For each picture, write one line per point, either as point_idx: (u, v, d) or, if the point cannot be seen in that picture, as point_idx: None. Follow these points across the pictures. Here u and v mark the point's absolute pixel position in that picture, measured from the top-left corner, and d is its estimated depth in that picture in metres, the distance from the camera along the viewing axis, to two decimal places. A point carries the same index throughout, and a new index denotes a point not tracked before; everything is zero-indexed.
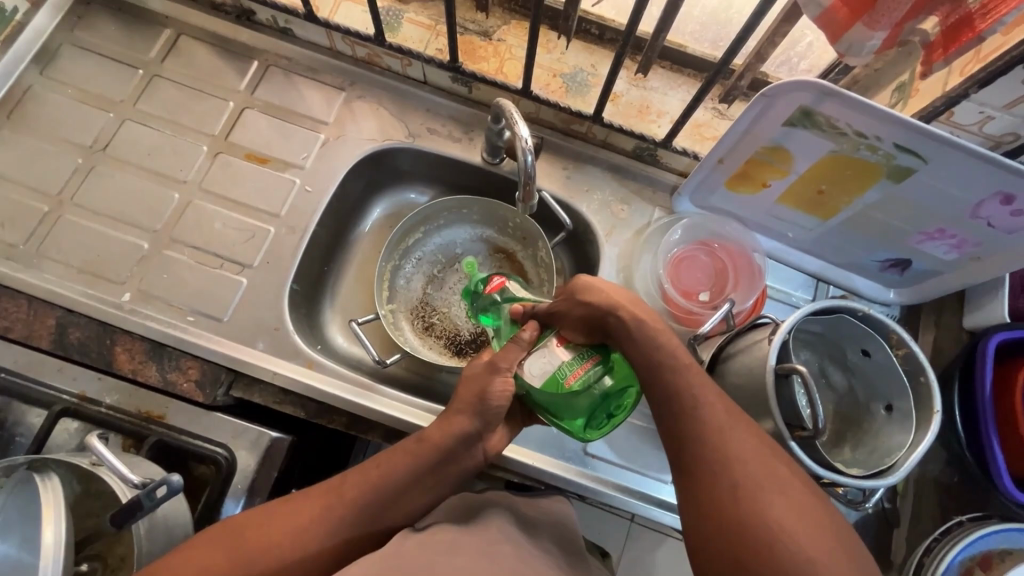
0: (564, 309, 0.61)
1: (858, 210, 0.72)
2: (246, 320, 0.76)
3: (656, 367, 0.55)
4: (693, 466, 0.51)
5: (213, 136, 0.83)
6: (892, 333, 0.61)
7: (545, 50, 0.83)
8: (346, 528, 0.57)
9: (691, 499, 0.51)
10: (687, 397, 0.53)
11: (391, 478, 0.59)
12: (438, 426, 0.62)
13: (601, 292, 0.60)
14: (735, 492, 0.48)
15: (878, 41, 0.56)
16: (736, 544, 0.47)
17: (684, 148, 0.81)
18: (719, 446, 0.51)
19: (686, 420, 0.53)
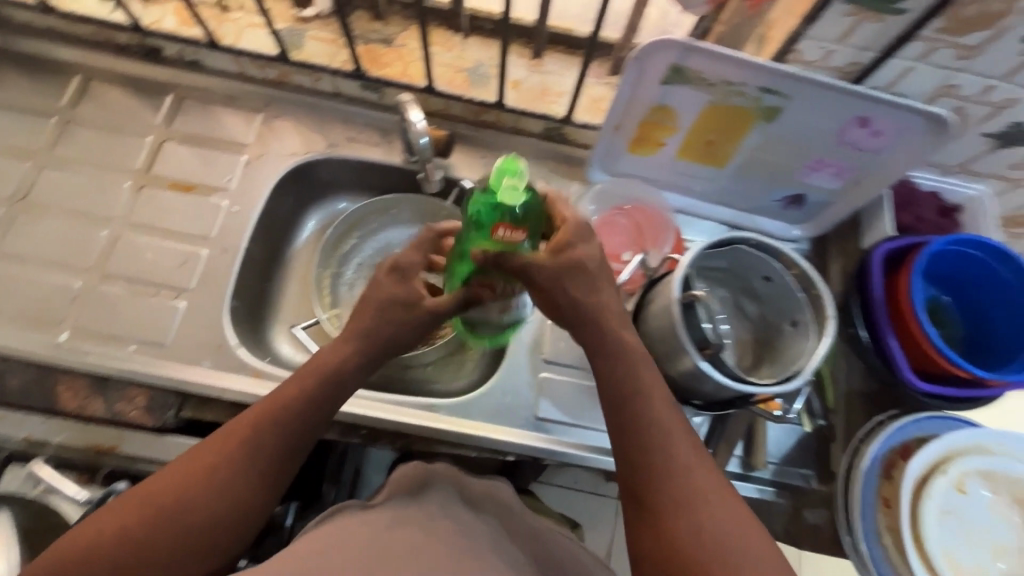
0: (555, 278, 0.60)
1: (745, 153, 0.79)
2: (188, 341, 0.77)
3: (638, 399, 0.61)
4: (660, 504, 0.57)
5: (135, 171, 0.85)
6: (784, 255, 0.68)
7: (445, 49, 0.88)
8: (263, 466, 0.61)
9: (651, 535, 0.57)
10: (655, 439, 0.59)
11: (296, 408, 0.63)
12: (332, 351, 0.67)
13: (595, 291, 0.62)
14: (698, 532, 0.55)
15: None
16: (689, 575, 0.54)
17: (585, 122, 0.87)
18: (683, 486, 0.57)
19: (656, 460, 0.59)
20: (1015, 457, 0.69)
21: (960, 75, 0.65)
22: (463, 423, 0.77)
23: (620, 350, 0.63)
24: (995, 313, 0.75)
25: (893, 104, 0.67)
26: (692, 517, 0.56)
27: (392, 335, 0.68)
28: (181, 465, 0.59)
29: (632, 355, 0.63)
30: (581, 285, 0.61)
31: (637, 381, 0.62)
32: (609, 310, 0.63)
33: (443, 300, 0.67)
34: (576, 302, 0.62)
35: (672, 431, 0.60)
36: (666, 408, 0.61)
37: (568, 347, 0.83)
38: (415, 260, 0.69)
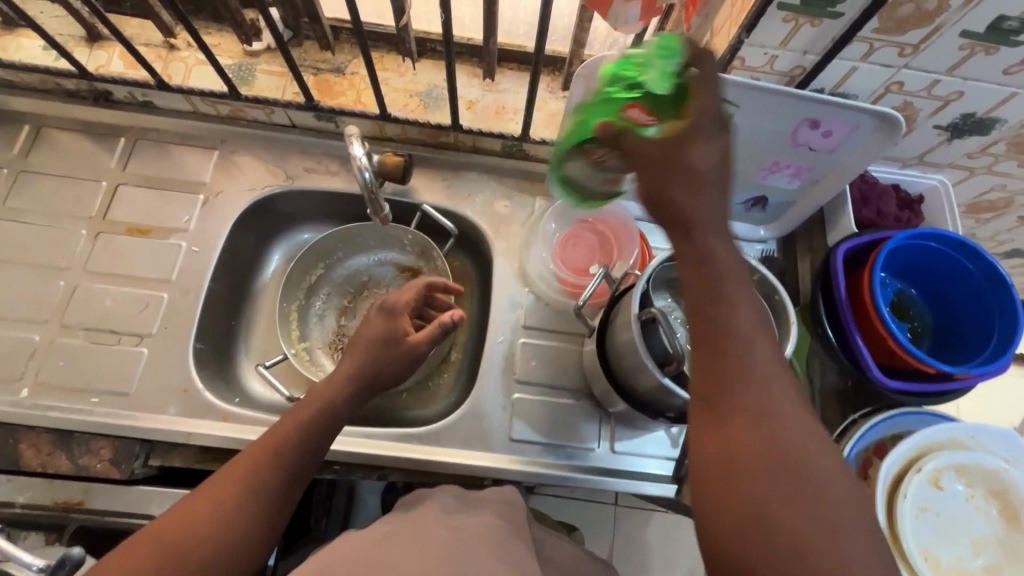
0: (658, 173, 0.44)
1: None
2: (152, 388, 0.76)
3: (713, 281, 0.43)
4: (730, 413, 0.41)
5: (91, 218, 0.84)
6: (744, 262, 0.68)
7: (397, 75, 0.88)
8: (272, 501, 0.60)
9: (711, 451, 0.41)
10: (735, 343, 0.42)
11: (294, 440, 0.63)
12: (326, 387, 0.69)
13: (705, 184, 0.43)
14: (777, 450, 0.39)
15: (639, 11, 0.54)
16: (762, 506, 0.38)
17: (544, 138, 0.87)
18: (763, 393, 0.41)
19: (734, 368, 0.42)
20: (991, 453, 0.68)
21: (903, 72, 0.65)
22: (437, 450, 0.77)
23: (707, 231, 0.43)
24: (961, 304, 0.74)
25: (841, 104, 0.67)
26: (767, 432, 0.40)
27: (380, 368, 0.72)
28: (185, 510, 0.55)
29: (716, 236, 0.44)
30: (679, 169, 0.43)
31: (718, 268, 0.43)
32: (716, 212, 0.44)
33: (424, 333, 0.74)
34: (668, 199, 0.43)
35: (757, 336, 0.42)
36: (754, 306, 0.43)
37: (538, 366, 0.82)
38: (400, 300, 0.77)
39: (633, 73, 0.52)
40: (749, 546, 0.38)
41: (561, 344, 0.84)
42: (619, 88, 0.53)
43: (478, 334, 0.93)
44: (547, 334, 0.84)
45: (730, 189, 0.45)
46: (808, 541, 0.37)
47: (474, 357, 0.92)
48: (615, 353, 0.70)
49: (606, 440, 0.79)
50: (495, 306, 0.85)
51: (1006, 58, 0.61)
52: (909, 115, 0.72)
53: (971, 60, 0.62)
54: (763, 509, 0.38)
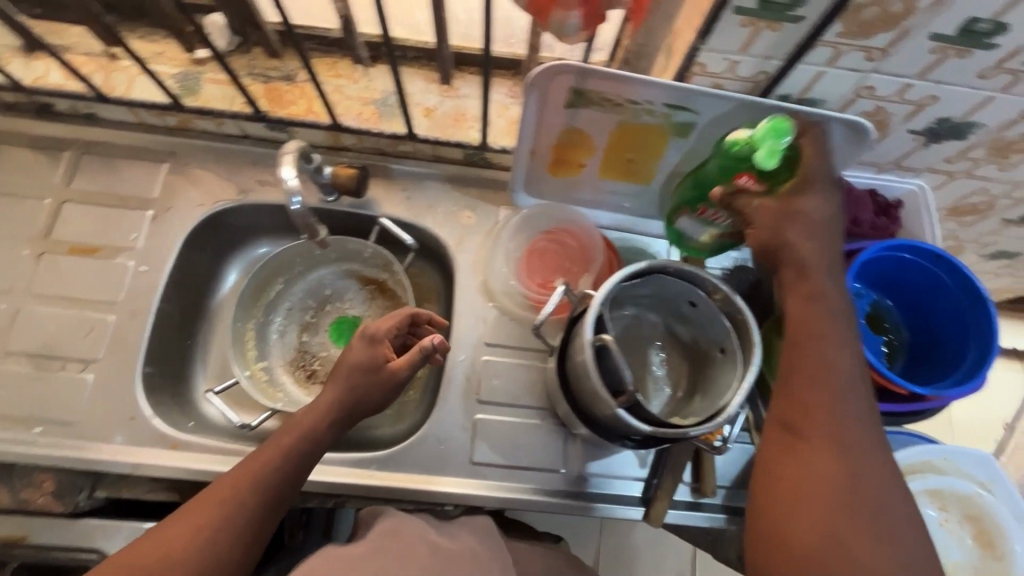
0: (776, 226, 0.60)
1: (669, 170, 0.75)
2: (98, 416, 0.73)
3: (808, 335, 0.57)
4: (819, 444, 0.52)
5: (34, 237, 0.80)
6: (707, 281, 0.64)
7: (351, 81, 0.84)
8: (248, 526, 0.58)
9: (796, 472, 0.52)
10: (842, 363, 0.55)
11: (276, 463, 0.61)
12: (309, 409, 0.65)
13: (803, 246, 0.59)
14: (851, 486, 0.50)
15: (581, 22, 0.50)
16: (838, 523, 0.49)
17: (504, 146, 0.83)
18: (850, 434, 0.52)
19: (811, 403, 0.54)
20: (965, 476, 0.66)
21: (873, 77, 0.61)
22: (395, 476, 0.75)
23: (807, 281, 0.58)
24: (938, 316, 0.71)
25: (807, 112, 0.63)
26: (847, 471, 0.51)
27: (361, 397, 0.67)
28: (170, 529, 0.56)
29: (827, 279, 0.59)
30: (800, 229, 0.59)
31: (811, 318, 0.57)
32: (827, 257, 0.59)
33: (405, 359, 0.68)
34: (787, 242, 0.59)
35: (838, 380, 0.54)
36: (845, 344, 0.56)
37: (502, 385, 0.80)
38: (381, 325, 0.71)
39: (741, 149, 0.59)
40: (819, 553, 0.49)
41: (526, 362, 0.81)
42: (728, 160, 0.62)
43: None
44: (510, 351, 0.81)
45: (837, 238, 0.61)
46: (881, 556, 0.48)
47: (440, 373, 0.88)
48: (574, 376, 0.67)
49: (572, 463, 0.77)
50: (457, 322, 0.82)
51: (980, 61, 0.58)
52: (882, 119, 0.68)
53: (943, 64, 0.58)
54: (846, 534, 0.49)
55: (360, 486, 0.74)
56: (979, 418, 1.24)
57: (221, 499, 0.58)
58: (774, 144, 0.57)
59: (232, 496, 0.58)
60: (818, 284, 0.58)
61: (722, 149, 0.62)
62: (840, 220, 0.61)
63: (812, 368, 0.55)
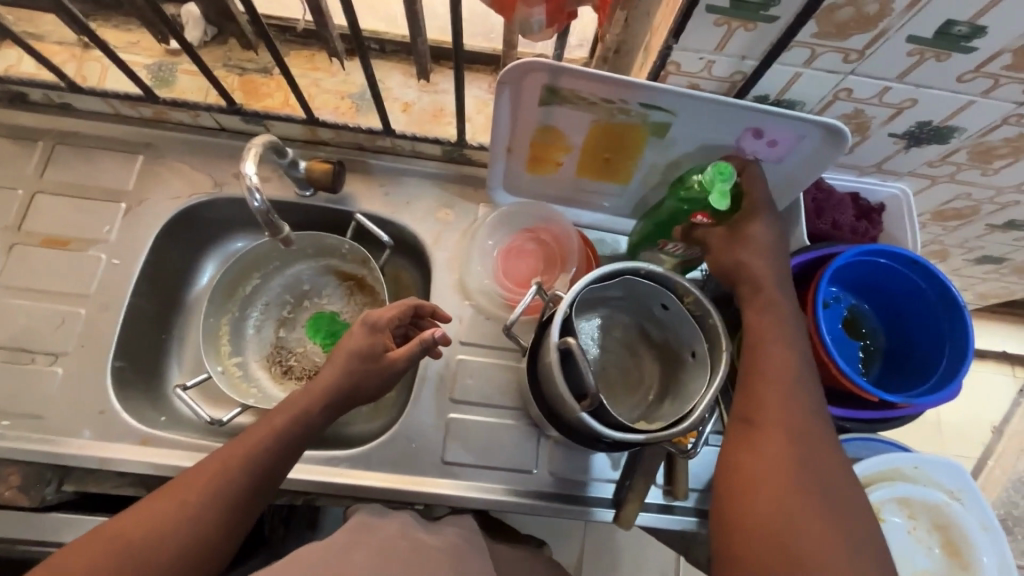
0: (728, 251, 0.64)
1: (648, 171, 0.74)
2: (68, 410, 0.73)
3: (756, 341, 0.60)
4: (776, 434, 0.54)
5: (6, 229, 0.80)
6: (678, 284, 0.63)
7: (328, 75, 0.83)
8: (236, 502, 0.56)
9: (755, 460, 0.53)
10: (795, 364, 0.58)
11: (269, 443, 0.59)
12: (306, 391, 0.63)
13: (754, 266, 0.62)
14: (807, 475, 0.51)
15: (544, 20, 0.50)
16: (795, 512, 0.49)
17: (482, 143, 0.82)
18: (803, 427, 0.54)
19: (767, 399, 0.56)
20: (937, 485, 0.65)
21: (851, 79, 0.60)
22: (365, 475, 0.74)
23: (761, 291, 0.62)
24: (915, 322, 0.71)
25: (784, 114, 0.62)
26: (801, 461, 0.52)
27: (359, 383, 0.64)
28: (155, 503, 0.54)
29: (781, 289, 0.62)
30: (750, 250, 0.63)
31: (764, 324, 0.60)
32: (777, 274, 0.62)
33: (405, 348, 0.66)
34: (741, 265, 0.63)
35: (792, 379, 0.57)
36: (796, 348, 0.59)
37: (476, 384, 0.79)
38: (382, 313, 0.68)
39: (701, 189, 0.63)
40: (779, 539, 0.48)
41: (500, 361, 0.80)
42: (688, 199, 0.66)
43: None
44: (485, 350, 0.81)
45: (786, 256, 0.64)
46: (841, 543, 0.48)
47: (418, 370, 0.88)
48: (543, 377, 0.66)
49: (544, 463, 0.77)
50: None
51: (959, 64, 0.56)
52: (861, 122, 0.67)
53: (922, 67, 0.57)
54: (806, 523, 0.49)
55: (329, 485, 0.73)
56: (966, 422, 1.23)
57: (210, 473, 0.56)
58: (722, 185, 0.61)
59: (222, 472, 0.56)
60: (772, 292, 0.61)
61: (677, 190, 0.67)
62: (786, 244, 0.64)
63: (768, 367, 0.57)
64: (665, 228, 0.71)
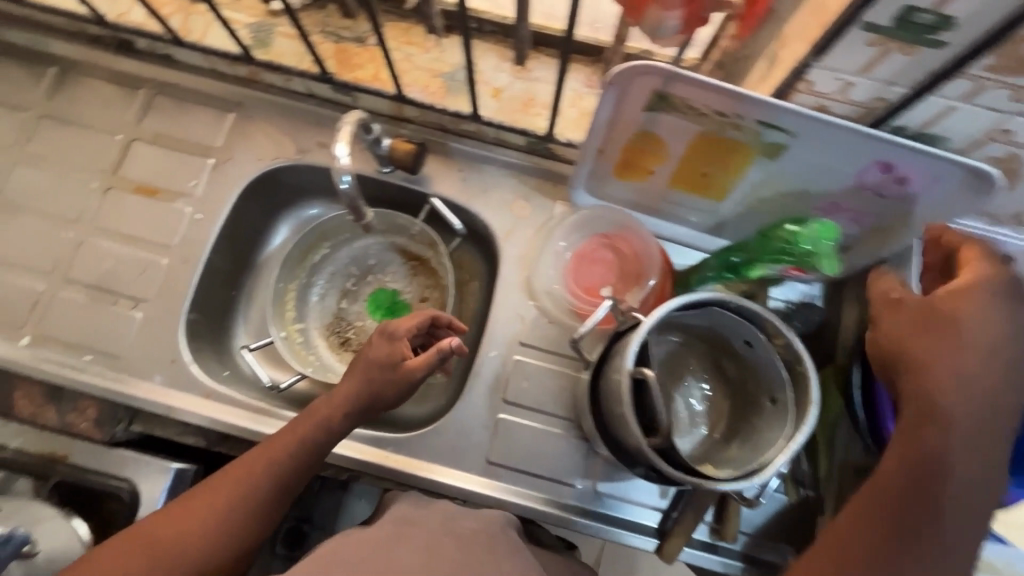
0: (912, 323, 0.55)
1: (748, 191, 0.68)
2: (143, 354, 0.76)
3: (931, 437, 0.52)
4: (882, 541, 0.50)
5: (104, 171, 0.83)
6: (768, 323, 0.58)
7: (422, 51, 0.81)
8: (261, 502, 0.61)
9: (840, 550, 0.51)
10: (961, 470, 0.51)
11: (290, 452, 0.63)
12: (326, 399, 0.66)
13: (952, 343, 0.53)
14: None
15: (677, 22, 0.47)
16: None
17: (570, 140, 0.78)
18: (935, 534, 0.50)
19: (889, 493, 0.52)
20: None
21: (1017, 120, 0.52)
22: (410, 462, 0.74)
23: (947, 376, 0.53)
24: None
25: (925, 151, 0.55)
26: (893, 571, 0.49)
27: (378, 392, 0.66)
28: (186, 507, 0.59)
29: (976, 376, 0.52)
30: (945, 335, 0.54)
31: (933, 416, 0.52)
32: (970, 373, 0.52)
33: (421, 358, 0.65)
34: (924, 353, 0.54)
35: (923, 481, 0.51)
36: (969, 450, 0.51)
37: (530, 388, 0.77)
38: (400, 323, 0.69)
39: (798, 247, 0.59)
40: None
41: (559, 368, 0.78)
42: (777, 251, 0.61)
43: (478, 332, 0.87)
44: (545, 354, 0.78)
45: (1001, 356, 0.53)
46: None
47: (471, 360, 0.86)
48: (606, 397, 0.63)
49: (590, 480, 0.74)
50: (494, 315, 0.79)
51: None
52: (1011, 167, 0.59)
53: None
54: None
55: (376, 466, 0.74)
56: None
57: (237, 479, 0.61)
58: (827, 247, 0.58)
59: (248, 478, 0.61)
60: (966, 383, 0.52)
61: (769, 238, 0.62)
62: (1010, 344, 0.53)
63: (930, 467, 0.51)
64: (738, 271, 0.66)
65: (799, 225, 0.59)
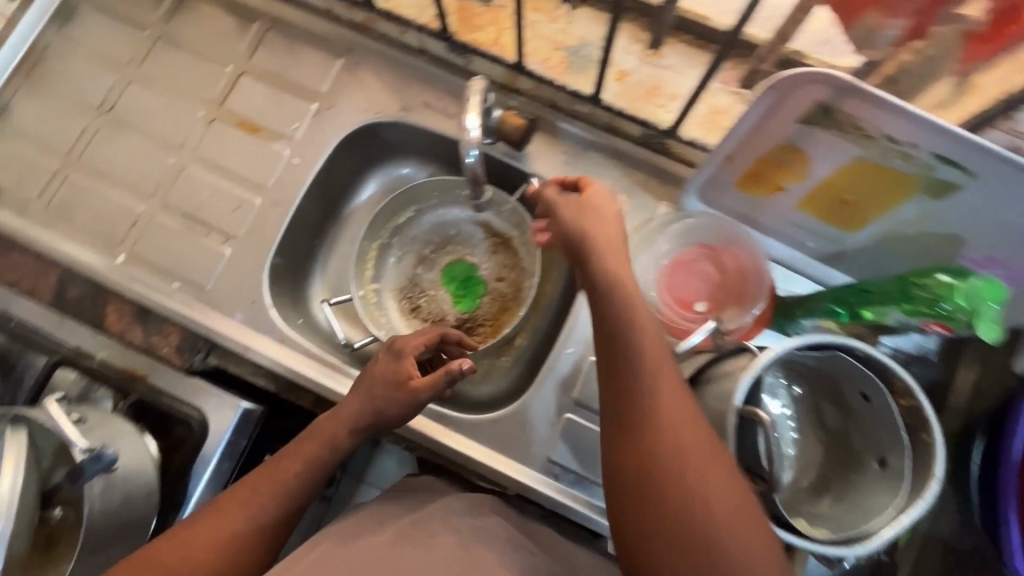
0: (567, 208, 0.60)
1: (887, 229, 0.61)
2: (226, 290, 0.77)
3: (600, 302, 0.55)
4: (639, 422, 0.49)
5: (210, 101, 0.83)
6: (897, 380, 0.53)
7: (549, 19, 0.78)
8: (273, 523, 0.59)
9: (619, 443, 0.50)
10: (639, 337, 0.52)
11: (297, 472, 0.61)
12: (331, 414, 0.65)
13: (594, 215, 0.59)
14: (636, 463, 0.48)
15: (895, 32, 0.54)
16: (656, 500, 0.47)
17: (694, 139, 0.73)
18: (643, 401, 0.50)
19: (638, 379, 0.51)
20: None
21: None
22: (469, 445, 0.73)
23: (612, 297, 0.55)
24: None
25: None
26: (659, 448, 0.48)
27: (381, 410, 0.63)
28: (193, 532, 0.56)
29: (612, 245, 0.57)
30: (587, 219, 0.59)
31: (665, 430, 0.48)
32: (615, 245, 0.57)
33: (427, 380, 0.62)
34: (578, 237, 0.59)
35: (636, 355, 0.52)
36: (630, 313, 0.53)
37: None
38: (409, 341, 0.68)
39: (958, 305, 0.54)
40: (647, 530, 0.47)
41: None
42: (927, 303, 0.56)
43: (553, 322, 0.84)
44: None
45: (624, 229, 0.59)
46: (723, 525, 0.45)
47: (540, 349, 0.84)
48: None
49: None
50: (577, 311, 0.77)
51: None
52: None
53: None
54: (685, 505, 0.46)
55: (436, 442, 0.73)
56: None
57: (240, 504, 0.58)
58: (990, 310, 0.53)
59: (253, 502, 0.58)
60: (676, 403, 0.50)
61: (917, 287, 0.56)
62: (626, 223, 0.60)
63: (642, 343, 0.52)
64: (867, 310, 0.61)
65: (962, 280, 0.54)
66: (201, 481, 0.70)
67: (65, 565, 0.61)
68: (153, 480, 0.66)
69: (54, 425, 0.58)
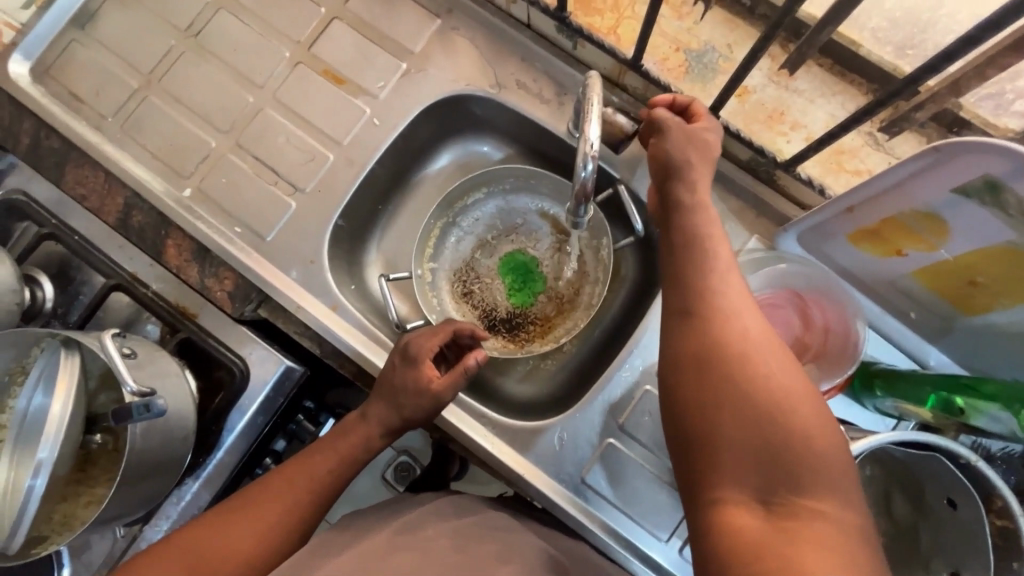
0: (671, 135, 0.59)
1: (1018, 324, 0.54)
2: (287, 244, 0.76)
3: (678, 211, 0.54)
4: (708, 315, 0.46)
5: (298, 43, 0.79)
6: (996, 496, 0.49)
7: (675, 16, 0.71)
8: (301, 518, 0.60)
9: (684, 336, 0.46)
10: (711, 247, 0.51)
11: (327, 469, 0.62)
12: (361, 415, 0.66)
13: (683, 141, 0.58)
14: (702, 350, 0.45)
15: None
16: (722, 383, 0.43)
17: (810, 177, 0.67)
18: (712, 300, 0.47)
19: (711, 281, 0.48)
20: None
21: None
22: (506, 452, 0.71)
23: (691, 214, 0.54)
24: None
25: None
26: (729, 338, 0.44)
27: (406, 417, 0.65)
28: (221, 519, 0.57)
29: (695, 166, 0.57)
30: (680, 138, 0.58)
31: (733, 319, 0.45)
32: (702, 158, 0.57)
33: (447, 380, 0.65)
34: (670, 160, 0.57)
35: (709, 260, 0.49)
36: (707, 228, 0.52)
37: (650, 425, 0.70)
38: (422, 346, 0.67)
39: None
40: (708, 419, 0.43)
41: None
42: None
43: (607, 336, 0.81)
44: None
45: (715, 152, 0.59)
46: (793, 416, 0.41)
47: (587, 362, 0.81)
48: None
49: (676, 538, 0.68)
50: (638, 336, 0.72)
51: None
52: None
53: None
54: (754, 390, 0.42)
55: (471, 443, 0.72)
56: None
57: (275, 496, 0.59)
58: None
59: (286, 496, 0.60)
60: (743, 300, 0.47)
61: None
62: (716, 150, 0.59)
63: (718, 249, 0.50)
64: (972, 408, 0.55)
65: None
66: (234, 430, 0.69)
67: (103, 489, 0.62)
68: (189, 424, 0.66)
69: (107, 356, 0.57)
